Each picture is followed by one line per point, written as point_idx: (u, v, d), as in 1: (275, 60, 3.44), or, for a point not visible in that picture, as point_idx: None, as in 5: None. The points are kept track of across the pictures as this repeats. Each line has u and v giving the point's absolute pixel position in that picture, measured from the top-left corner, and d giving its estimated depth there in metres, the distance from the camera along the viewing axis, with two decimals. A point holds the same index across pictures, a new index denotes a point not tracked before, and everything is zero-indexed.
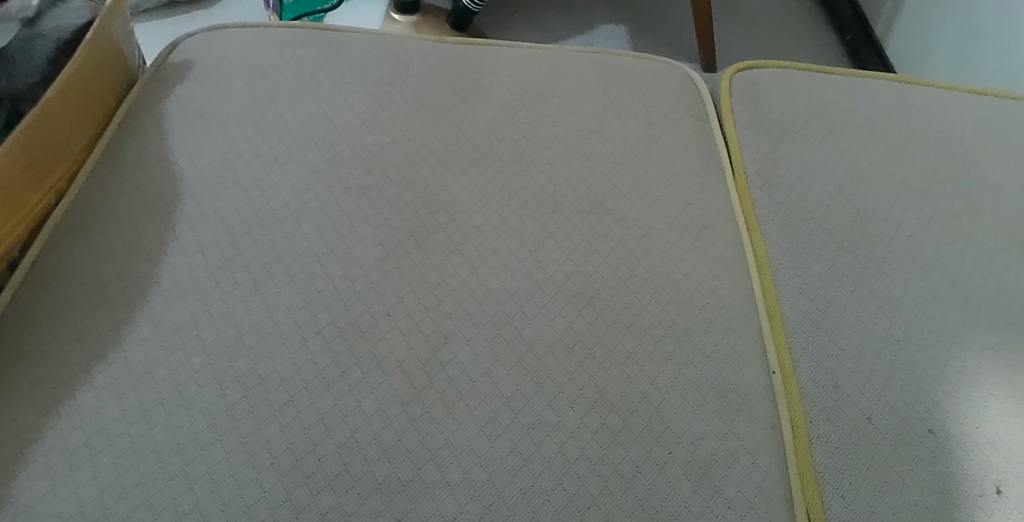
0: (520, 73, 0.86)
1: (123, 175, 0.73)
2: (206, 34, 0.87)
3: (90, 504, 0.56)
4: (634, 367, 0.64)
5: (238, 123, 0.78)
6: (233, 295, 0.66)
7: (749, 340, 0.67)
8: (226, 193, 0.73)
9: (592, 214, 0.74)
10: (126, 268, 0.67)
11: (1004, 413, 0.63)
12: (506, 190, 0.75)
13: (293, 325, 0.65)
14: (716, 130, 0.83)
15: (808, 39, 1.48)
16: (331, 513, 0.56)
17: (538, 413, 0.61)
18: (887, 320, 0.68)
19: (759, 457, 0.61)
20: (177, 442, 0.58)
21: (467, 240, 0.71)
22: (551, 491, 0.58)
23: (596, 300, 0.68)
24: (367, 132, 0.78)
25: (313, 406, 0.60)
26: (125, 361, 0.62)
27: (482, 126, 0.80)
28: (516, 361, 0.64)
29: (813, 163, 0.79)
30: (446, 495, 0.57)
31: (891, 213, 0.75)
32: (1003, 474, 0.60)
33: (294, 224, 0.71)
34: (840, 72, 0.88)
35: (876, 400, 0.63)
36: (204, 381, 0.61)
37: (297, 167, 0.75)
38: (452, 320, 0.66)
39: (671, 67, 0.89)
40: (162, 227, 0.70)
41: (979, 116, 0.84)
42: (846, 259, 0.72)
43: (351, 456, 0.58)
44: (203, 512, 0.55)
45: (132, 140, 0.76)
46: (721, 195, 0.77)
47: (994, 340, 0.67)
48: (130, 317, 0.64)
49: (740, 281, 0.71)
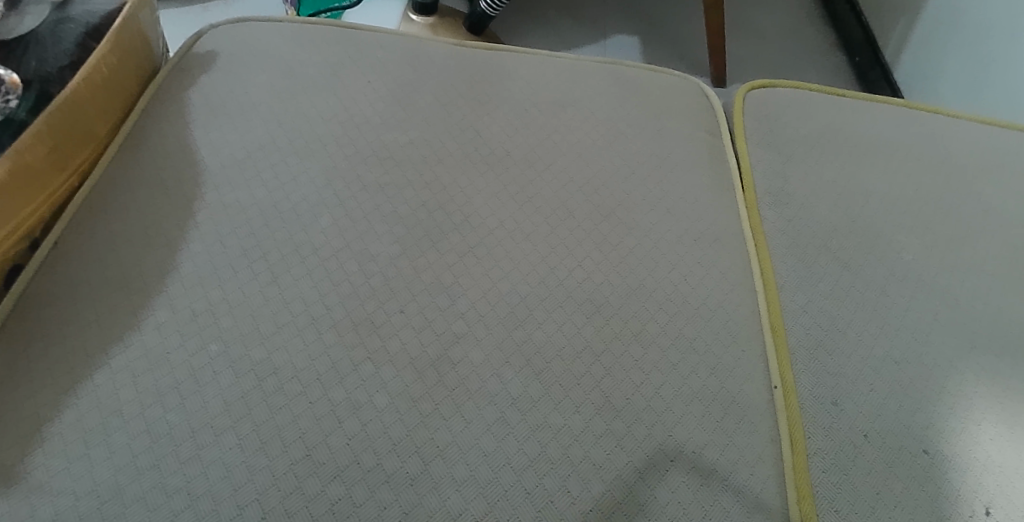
0: (537, 80, 0.87)
1: (145, 162, 0.75)
2: (231, 26, 0.89)
3: (105, 482, 0.57)
4: (639, 375, 0.66)
5: (260, 116, 0.80)
6: (250, 284, 0.68)
7: (752, 355, 0.69)
8: (246, 184, 0.74)
9: (604, 223, 0.76)
10: (147, 253, 0.69)
11: (996, 436, 0.65)
12: (521, 195, 0.77)
13: (308, 317, 0.66)
14: (728, 147, 0.84)
15: (819, 60, 1.50)
16: (341, 504, 0.57)
17: (545, 416, 0.63)
18: (887, 341, 0.70)
19: (758, 469, 0.62)
20: (191, 426, 0.60)
21: (481, 242, 0.73)
22: (555, 492, 0.59)
23: (605, 307, 0.70)
24: (386, 131, 0.80)
25: (325, 398, 0.62)
26: (142, 344, 0.63)
27: (499, 131, 0.82)
28: (525, 363, 0.65)
29: (822, 183, 0.80)
30: (452, 492, 0.58)
31: (896, 237, 0.77)
32: (993, 496, 0.62)
33: (312, 218, 0.72)
34: (851, 94, 0.90)
35: (874, 419, 0.65)
36: (220, 368, 0.63)
37: (318, 162, 0.76)
38: (464, 320, 0.67)
39: (686, 82, 0.91)
40: (182, 214, 0.71)
41: (985, 145, 0.86)
42: (850, 279, 0.73)
43: (361, 448, 0.60)
44: (215, 497, 0.57)
45: (156, 128, 0.77)
46: (730, 212, 0.78)
47: (991, 365, 0.69)
48: (148, 302, 0.66)
49: (745, 297, 0.72)
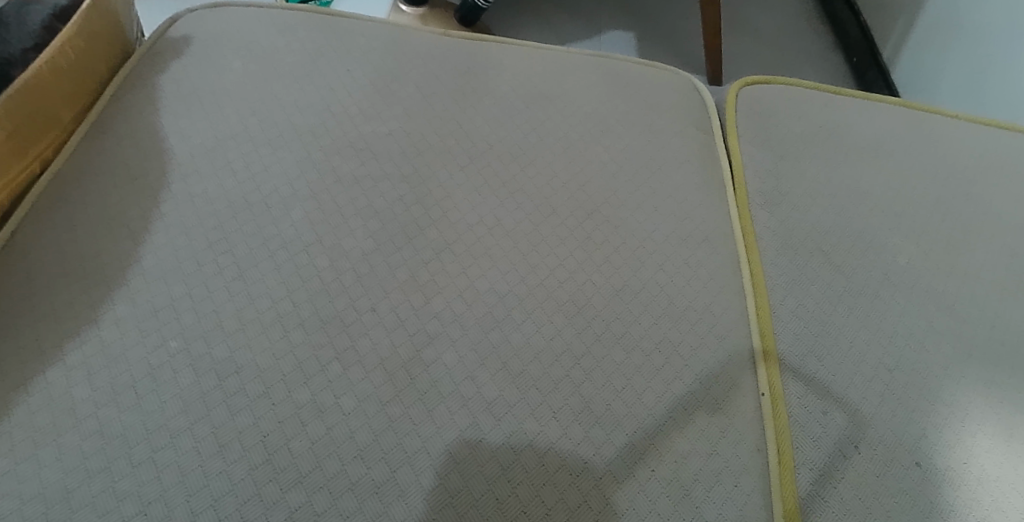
0: (523, 72, 0.84)
1: (110, 150, 0.71)
2: (207, 11, 0.85)
3: (52, 486, 0.54)
4: (621, 380, 0.63)
5: (233, 104, 0.76)
6: (215, 279, 0.64)
7: (739, 360, 0.66)
8: (216, 174, 0.71)
9: (589, 221, 0.73)
10: (107, 244, 0.66)
11: (992, 449, 0.62)
12: (503, 191, 0.74)
13: (274, 314, 0.63)
14: (719, 144, 0.81)
15: (815, 59, 1.46)
16: (301, 512, 0.54)
17: (520, 422, 0.60)
18: (881, 348, 0.67)
19: (743, 480, 0.60)
20: (146, 428, 0.57)
21: (459, 239, 0.70)
22: (528, 503, 0.56)
23: (587, 309, 0.67)
24: (364, 121, 0.77)
25: (289, 400, 0.59)
26: (99, 340, 0.60)
27: (482, 124, 0.79)
28: (501, 366, 0.62)
29: (815, 183, 0.77)
30: (419, 501, 0.56)
31: (891, 240, 0.74)
32: (987, 512, 0.59)
33: (284, 211, 0.69)
34: (847, 92, 0.87)
35: (865, 429, 0.62)
36: (179, 366, 0.60)
37: (291, 152, 0.73)
38: (438, 320, 0.64)
39: (678, 77, 0.87)
40: (147, 205, 0.68)
41: (984, 146, 0.83)
42: (843, 283, 0.70)
43: (325, 453, 0.57)
44: (169, 503, 0.54)
45: (124, 114, 0.74)
46: (719, 211, 0.75)
47: (988, 375, 0.66)
48: (107, 295, 0.63)
49: (733, 300, 0.69)
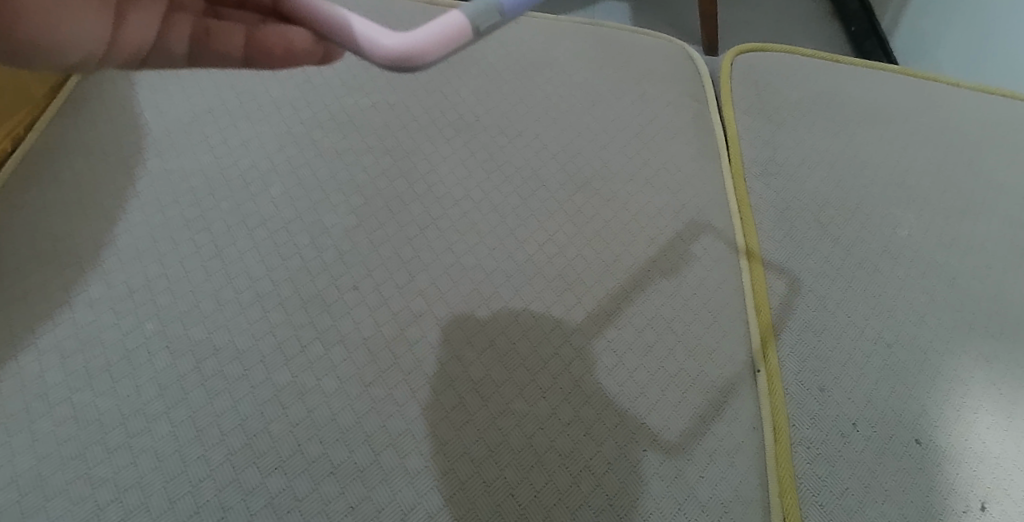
0: (511, 42, 0.81)
1: (82, 124, 0.68)
2: None
3: (25, 474, 0.52)
4: (611, 357, 0.61)
5: (210, 76, 0.74)
6: (192, 258, 0.62)
7: (734, 337, 0.64)
8: (192, 150, 0.68)
9: (578, 194, 0.70)
10: (79, 222, 0.63)
11: (994, 426, 0.60)
12: (490, 163, 0.71)
13: (253, 294, 0.61)
14: (714, 113, 0.79)
15: (811, 28, 1.40)
16: (282, 497, 0.53)
17: (508, 402, 0.58)
18: (880, 323, 0.65)
19: (738, 460, 0.58)
20: (122, 412, 0.55)
21: (445, 213, 0.68)
22: (516, 485, 0.55)
23: (577, 286, 0.65)
24: (346, 92, 0.74)
25: (270, 381, 0.57)
26: (72, 322, 0.58)
27: (469, 95, 0.76)
28: (488, 344, 0.61)
29: (812, 153, 0.75)
30: (403, 484, 0.54)
31: (890, 211, 0.71)
32: (989, 491, 0.58)
33: (263, 186, 0.67)
34: (847, 59, 0.84)
35: (863, 405, 0.61)
36: (155, 348, 0.58)
37: (271, 126, 0.71)
38: (423, 297, 0.62)
39: (672, 44, 0.84)
40: (121, 182, 0.66)
41: (987, 114, 0.80)
42: (841, 255, 0.68)
43: (306, 436, 0.55)
44: (145, 490, 0.52)
45: (97, 87, 0.71)
46: (714, 182, 0.73)
47: (990, 350, 0.64)
48: (81, 275, 0.60)
49: (727, 275, 0.67)
